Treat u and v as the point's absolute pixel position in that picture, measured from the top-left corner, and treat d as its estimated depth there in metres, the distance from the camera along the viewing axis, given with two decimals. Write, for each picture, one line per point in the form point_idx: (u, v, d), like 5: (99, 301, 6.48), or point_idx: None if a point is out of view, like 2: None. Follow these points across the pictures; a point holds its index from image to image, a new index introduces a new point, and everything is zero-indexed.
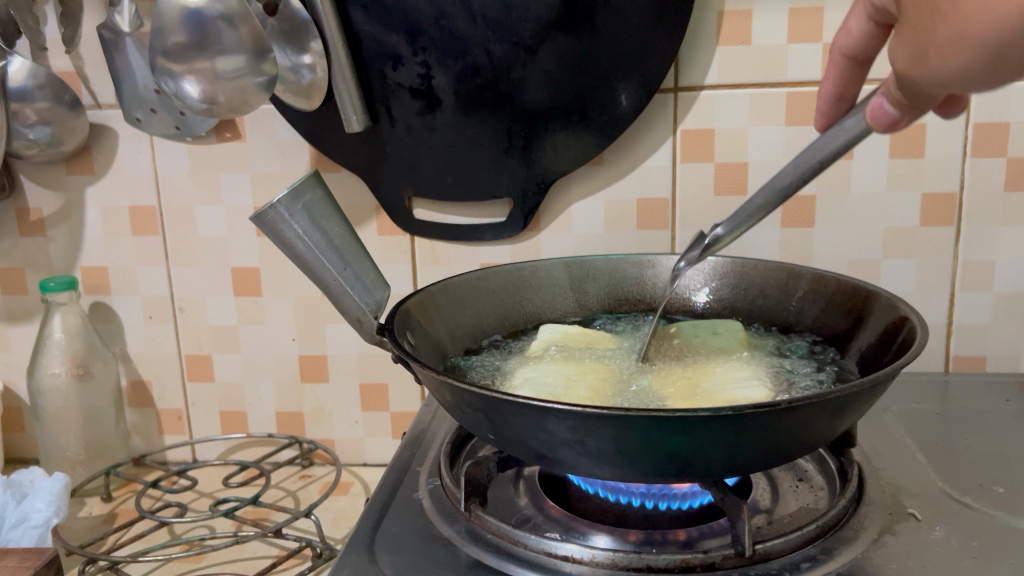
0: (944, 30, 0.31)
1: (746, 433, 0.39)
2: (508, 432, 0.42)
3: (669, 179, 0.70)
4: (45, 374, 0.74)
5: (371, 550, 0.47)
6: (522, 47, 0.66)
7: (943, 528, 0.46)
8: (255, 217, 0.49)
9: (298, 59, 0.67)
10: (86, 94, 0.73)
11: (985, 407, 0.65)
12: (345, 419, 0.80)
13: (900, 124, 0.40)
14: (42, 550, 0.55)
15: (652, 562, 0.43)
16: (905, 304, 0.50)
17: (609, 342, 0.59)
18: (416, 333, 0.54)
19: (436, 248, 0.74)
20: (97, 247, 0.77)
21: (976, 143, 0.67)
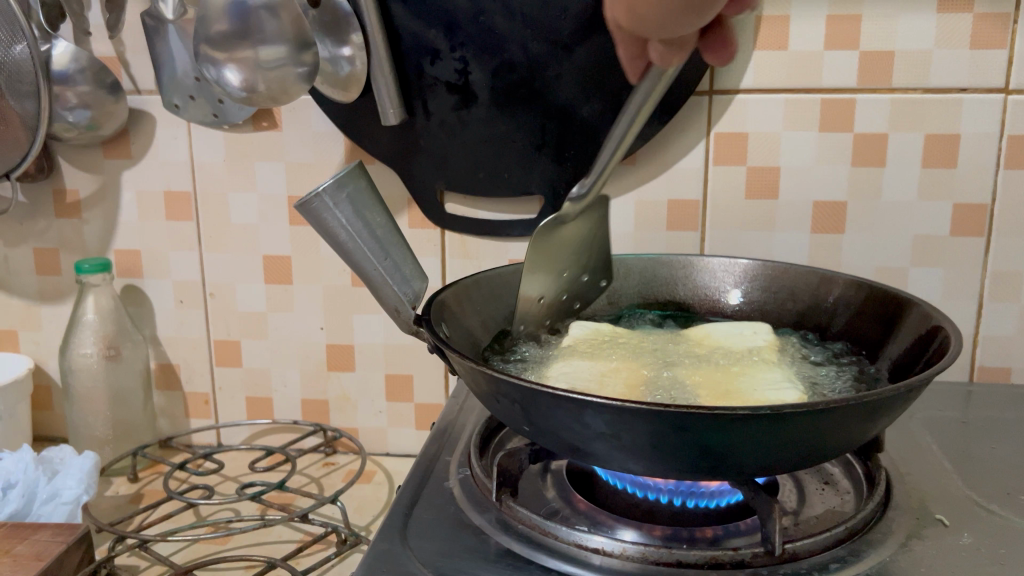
0: None
1: (782, 433, 0.39)
2: (544, 424, 0.43)
3: (700, 180, 0.71)
4: (77, 354, 0.75)
5: (404, 536, 0.47)
6: (560, 46, 0.67)
7: (970, 534, 0.47)
8: (299, 205, 0.50)
9: (337, 51, 0.68)
10: (126, 79, 0.74)
11: (1011, 417, 0.65)
12: (369, 409, 0.81)
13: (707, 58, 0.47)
14: (74, 526, 0.56)
15: (682, 558, 0.44)
16: (939, 313, 0.50)
17: (638, 338, 0.60)
18: (451, 324, 0.55)
19: (466, 243, 0.75)
20: (131, 230, 0.78)
21: (1009, 155, 0.68)
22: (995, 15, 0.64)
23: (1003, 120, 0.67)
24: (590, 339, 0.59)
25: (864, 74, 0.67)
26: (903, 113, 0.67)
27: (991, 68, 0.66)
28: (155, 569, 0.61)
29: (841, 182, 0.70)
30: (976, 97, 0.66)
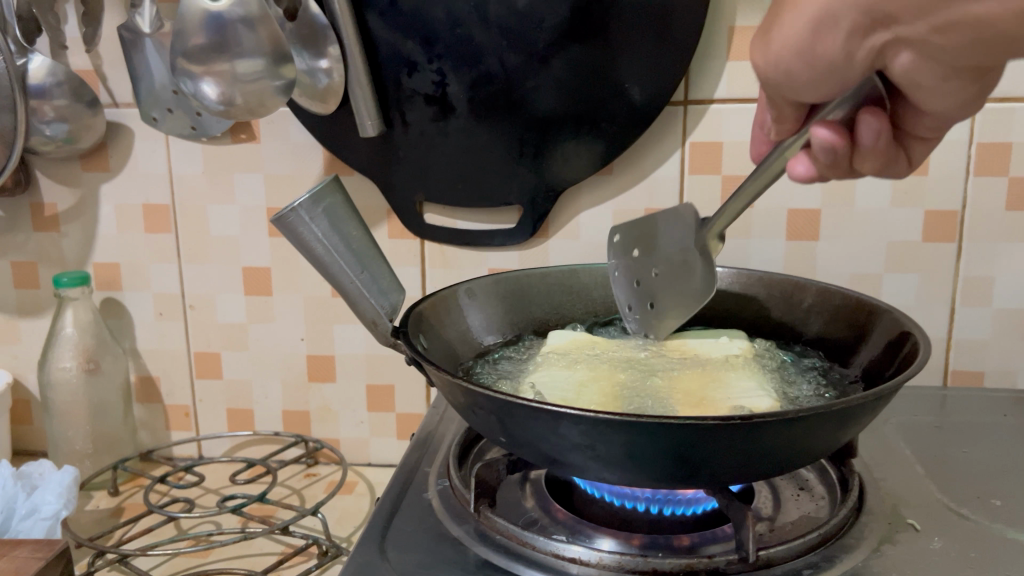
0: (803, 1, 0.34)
1: (754, 441, 0.40)
2: (520, 435, 0.43)
3: (677, 189, 0.72)
4: (56, 368, 0.75)
5: (383, 548, 0.48)
6: (536, 57, 0.67)
7: (941, 538, 0.47)
8: (275, 219, 0.50)
9: (315, 63, 0.68)
10: (103, 92, 0.74)
11: (983, 421, 0.66)
12: (351, 420, 0.81)
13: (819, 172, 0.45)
14: (53, 542, 0.56)
15: (658, 566, 0.44)
16: (908, 318, 0.51)
17: (616, 347, 0.61)
18: (428, 335, 0.56)
19: (445, 253, 0.75)
20: (110, 243, 0.78)
21: (979, 162, 0.69)
22: None
23: (973, 128, 0.68)
24: (568, 348, 0.60)
25: None
26: None
27: None
28: None
29: (816, 189, 0.70)
30: None
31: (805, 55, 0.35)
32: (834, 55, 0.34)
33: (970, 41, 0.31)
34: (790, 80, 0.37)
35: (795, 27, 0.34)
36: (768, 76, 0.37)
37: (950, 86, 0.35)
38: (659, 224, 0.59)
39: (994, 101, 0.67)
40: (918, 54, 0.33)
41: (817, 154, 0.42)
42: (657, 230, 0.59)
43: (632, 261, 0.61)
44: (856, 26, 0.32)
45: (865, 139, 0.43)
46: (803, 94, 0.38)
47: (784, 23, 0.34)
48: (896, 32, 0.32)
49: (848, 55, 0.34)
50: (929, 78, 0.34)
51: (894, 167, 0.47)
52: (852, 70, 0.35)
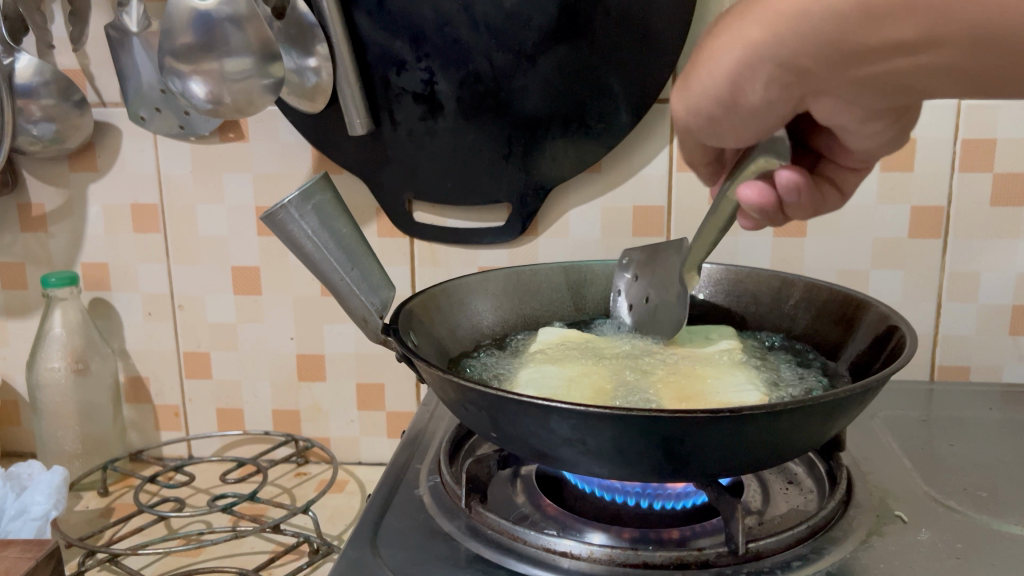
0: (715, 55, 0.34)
1: (744, 434, 0.40)
2: (511, 430, 0.44)
3: (665, 187, 0.72)
4: (44, 368, 0.74)
5: (374, 544, 0.48)
6: (524, 56, 0.67)
7: (928, 530, 0.48)
8: (265, 217, 0.50)
9: (303, 62, 0.68)
10: (91, 92, 0.74)
11: (969, 415, 0.67)
12: (341, 419, 0.81)
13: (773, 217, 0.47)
14: (42, 542, 0.56)
15: (648, 559, 0.44)
16: (895, 313, 0.51)
17: (606, 344, 0.61)
18: (418, 333, 0.56)
19: (435, 251, 0.76)
20: (98, 244, 0.78)
21: (964, 159, 0.69)
22: None
23: (957, 124, 0.68)
24: (558, 344, 0.60)
25: None
26: None
27: None
28: None
29: None
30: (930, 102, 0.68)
31: (725, 109, 0.35)
32: (754, 107, 0.35)
33: (884, 91, 0.32)
34: (721, 133, 0.37)
35: (714, 82, 0.34)
36: (698, 128, 0.38)
37: (872, 128, 0.35)
38: (661, 252, 0.62)
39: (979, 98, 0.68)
40: (837, 102, 0.33)
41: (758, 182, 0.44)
42: (659, 260, 0.62)
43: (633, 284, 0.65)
44: (774, 79, 0.33)
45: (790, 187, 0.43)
46: (729, 142, 0.38)
47: (702, 77, 0.35)
48: (815, 84, 0.33)
49: (769, 107, 0.34)
50: (851, 122, 0.35)
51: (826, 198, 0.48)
52: (769, 119, 0.35)
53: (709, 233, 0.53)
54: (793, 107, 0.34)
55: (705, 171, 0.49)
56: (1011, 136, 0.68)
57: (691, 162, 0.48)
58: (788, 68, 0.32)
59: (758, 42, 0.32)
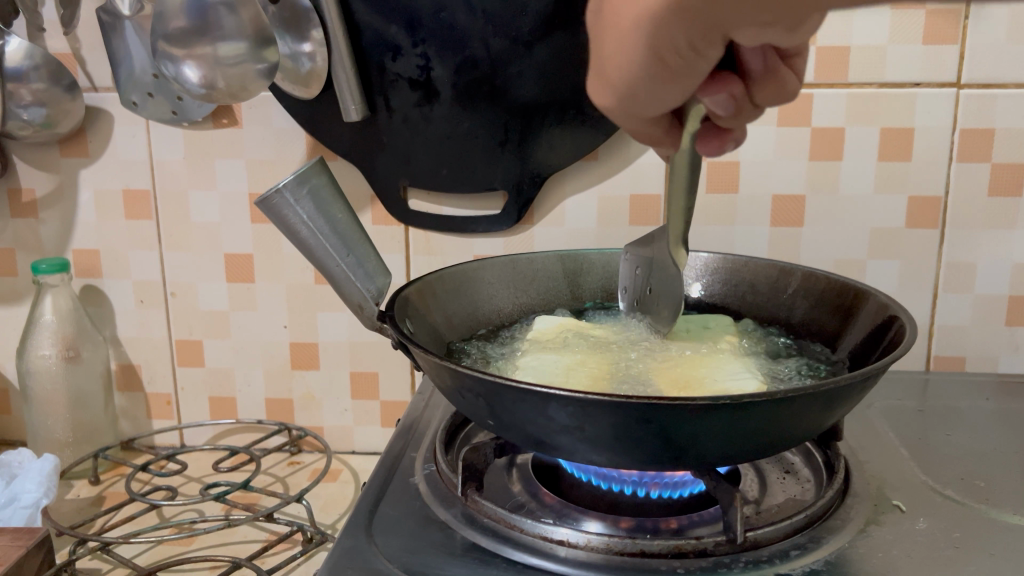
0: (618, 29, 0.35)
1: (743, 422, 0.40)
2: (508, 417, 0.43)
3: (661, 176, 0.72)
4: (35, 356, 0.74)
5: (369, 532, 0.47)
6: (521, 43, 0.67)
7: (926, 519, 0.48)
8: (260, 201, 0.50)
9: (298, 47, 0.67)
10: (82, 76, 0.73)
11: (965, 405, 0.67)
12: (335, 408, 0.81)
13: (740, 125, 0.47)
14: (33, 530, 0.55)
15: (646, 547, 0.44)
16: (894, 303, 0.51)
17: (602, 331, 0.60)
18: (414, 320, 0.55)
19: (430, 239, 0.75)
20: (89, 230, 0.77)
21: (961, 148, 0.69)
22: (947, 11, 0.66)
23: (956, 114, 0.68)
24: (554, 331, 0.60)
25: (821, 69, 0.68)
26: (861, 107, 0.69)
27: (945, 63, 0.67)
28: (117, 572, 0.60)
29: (800, 175, 0.71)
30: (929, 91, 0.68)
31: (652, 74, 0.36)
32: (680, 62, 0.35)
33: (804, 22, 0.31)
34: (653, 101, 0.39)
35: (632, 53, 0.35)
36: (623, 107, 0.39)
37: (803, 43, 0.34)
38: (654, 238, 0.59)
39: (977, 88, 0.67)
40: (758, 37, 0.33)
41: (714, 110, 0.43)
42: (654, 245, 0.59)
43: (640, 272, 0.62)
44: (688, 40, 0.34)
45: (751, 64, 0.44)
46: (661, 109, 0.39)
47: (614, 52, 0.36)
48: (731, 30, 0.33)
49: (695, 56, 0.35)
50: (781, 38, 0.33)
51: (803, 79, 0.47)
52: (699, 69, 0.36)
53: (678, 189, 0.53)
54: (718, 48, 0.34)
55: (665, 143, 0.48)
56: (1009, 126, 0.68)
57: (650, 139, 0.47)
58: (701, 19, 0.32)
59: (655, 12, 0.33)
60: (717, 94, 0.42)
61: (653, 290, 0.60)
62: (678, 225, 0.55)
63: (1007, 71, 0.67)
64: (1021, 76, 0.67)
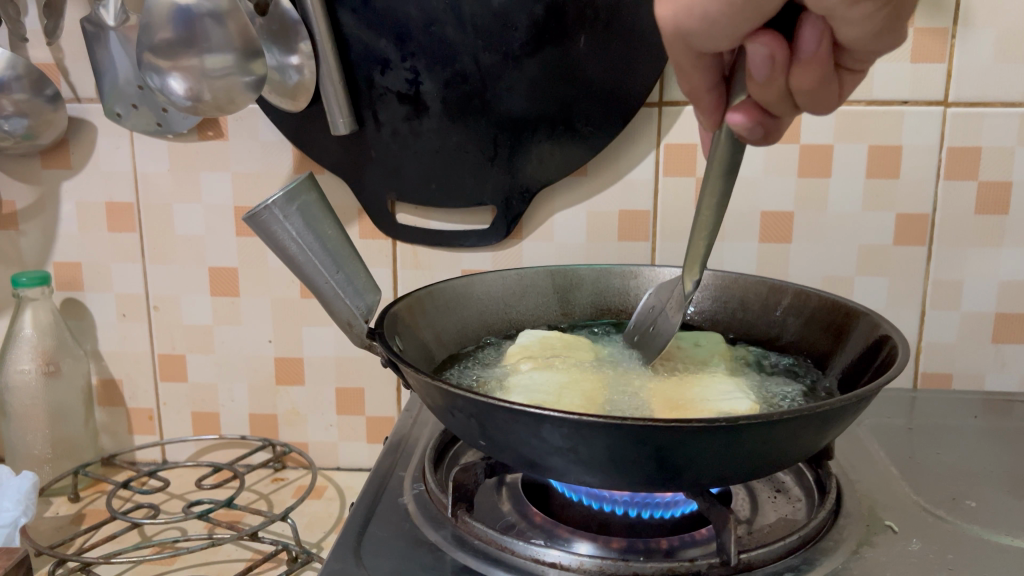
0: None
1: (738, 444, 0.39)
2: (500, 438, 0.43)
3: (651, 192, 0.71)
4: (14, 371, 0.72)
5: (358, 555, 0.47)
6: (511, 57, 0.66)
7: (918, 540, 0.48)
8: (248, 217, 0.49)
9: (285, 59, 0.66)
10: (65, 87, 0.72)
11: (952, 423, 0.67)
12: (320, 423, 0.80)
13: (771, 132, 0.43)
14: (11, 551, 0.54)
15: (639, 569, 0.44)
16: (886, 322, 0.51)
17: (589, 349, 0.60)
18: (404, 337, 0.55)
19: (418, 254, 0.74)
20: (71, 243, 0.76)
21: (949, 166, 0.69)
22: (935, 31, 0.66)
23: (942, 133, 0.68)
24: (540, 346, 0.59)
25: None
26: (848, 125, 0.69)
27: (932, 81, 0.67)
28: None
29: (788, 192, 0.71)
30: (917, 110, 0.68)
31: None
32: None
33: None
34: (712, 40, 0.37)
35: None
36: (678, 28, 0.37)
37: (862, 14, 0.34)
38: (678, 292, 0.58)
39: (964, 106, 0.68)
40: None
41: (751, 68, 0.38)
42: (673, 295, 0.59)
43: (647, 310, 0.62)
44: None
45: (806, 45, 0.38)
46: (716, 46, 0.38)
47: None
48: None
49: None
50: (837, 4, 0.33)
51: (826, 96, 0.41)
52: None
53: (700, 236, 0.53)
54: None
55: (704, 103, 0.44)
56: (995, 145, 0.69)
57: (689, 90, 0.44)
58: None
59: None
60: (759, 46, 0.37)
61: (655, 325, 0.59)
62: (692, 276, 0.55)
63: (995, 90, 0.67)
64: (1008, 95, 0.67)
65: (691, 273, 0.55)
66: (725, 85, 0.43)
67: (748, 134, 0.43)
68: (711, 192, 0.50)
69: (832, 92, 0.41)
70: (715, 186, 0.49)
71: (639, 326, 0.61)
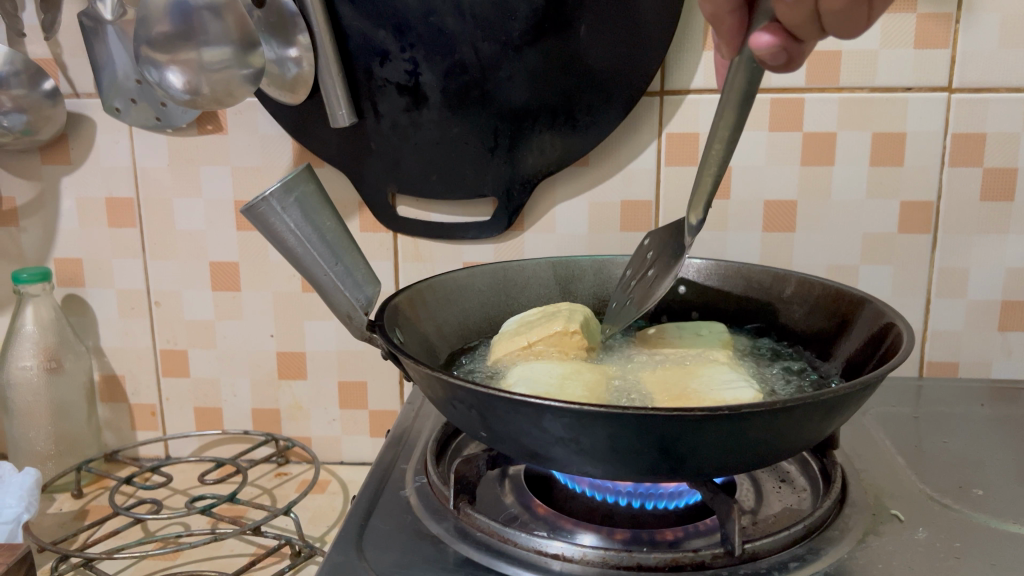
0: None
1: (742, 433, 0.39)
2: (501, 428, 0.42)
3: (653, 181, 0.71)
4: (16, 367, 0.72)
5: (360, 548, 0.46)
6: (510, 47, 0.66)
7: (925, 529, 0.47)
8: (246, 209, 0.48)
9: (284, 52, 0.66)
10: (64, 82, 0.71)
11: (959, 411, 0.66)
12: (323, 418, 0.80)
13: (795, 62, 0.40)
14: (13, 547, 0.54)
15: (642, 561, 0.43)
16: (891, 309, 0.50)
17: (566, 313, 0.59)
18: (404, 329, 0.54)
19: (419, 246, 0.74)
20: (71, 239, 0.76)
21: (954, 153, 0.69)
22: (938, 15, 0.65)
23: (947, 119, 0.68)
24: (519, 325, 0.59)
25: (813, 73, 0.67)
26: (851, 112, 0.68)
27: (936, 67, 0.66)
28: None
29: (792, 180, 0.70)
30: (921, 96, 0.67)
31: None
32: None
33: None
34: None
35: None
36: None
37: None
38: (674, 237, 0.60)
39: (969, 92, 0.67)
40: None
41: None
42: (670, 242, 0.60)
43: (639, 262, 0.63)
44: None
45: None
46: None
47: None
48: None
49: None
50: None
51: (856, 19, 0.39)
52: None
53: (709, 173, 0.50)
54: None
55: (726, 27, 0.44)
56: (1001, 131, 0.68)
57: (712, 13, 0.44)
58: None
59: None
60: None
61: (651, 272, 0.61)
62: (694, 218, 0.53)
63: (999, 75, 0.66)
64: (1013, 81, 0.66)
65: (692, 211, 0.53)
66: (749, 8, 0.43)
67: (770, 59, 0.40)
68: (725, 126, 0.47)
69: (863, 14, 0.38)
70: (729, 118, 0.46)
71: (632, 274, 0.63)
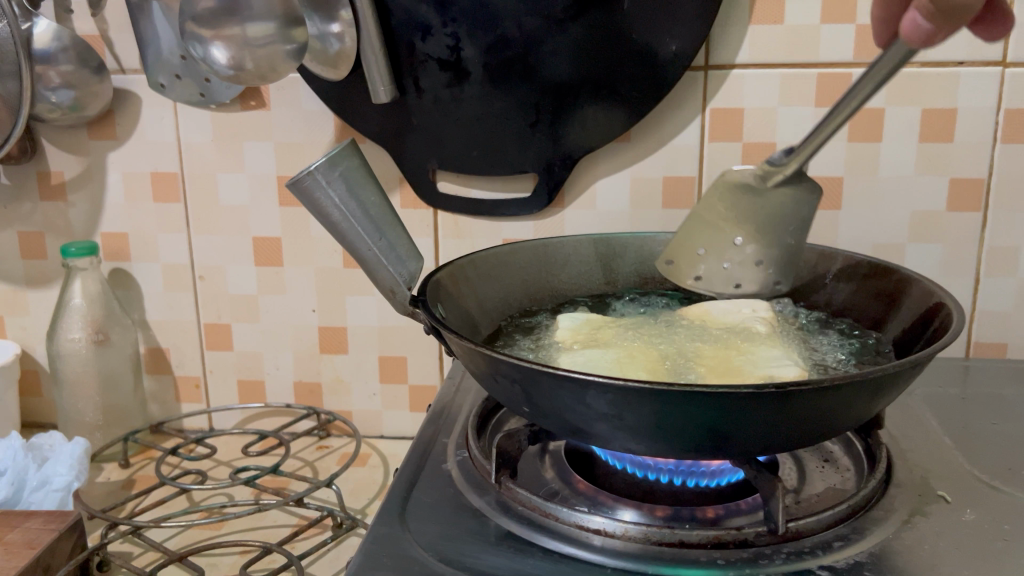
0: None
1: (785, 411, 0.39)
2: (545, 405, 0.42)
3: (695, 158, 0.70)
4: (65, 339, 0.74)
5: (403, 520, 0.47)
6: (553, 21, 0.65)
7: (973, 510, 0.47)
8: (292, 183, 0.49)
9: (327, 27, 0.65)
10: (110, 58, 0.72)
11: (1008, 393, 0.65)
12: (364, 392, 0.81)
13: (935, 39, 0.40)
14: (65, 513, 0.55)
15: (685, 537, 0.43)
16: (941, 289, 0.50)
17: (638, 329, 0.58)
18: (446, 304, 0.54)
19: (459, 222, 0.74)
20: (117, 213, 0.77)
21: (1006, 129, 0.67)
22: None
23: (1000, 95, 0.66)
24: (591, 323, 0.58)
25: (862, 47, 0.66)
26: (900, 89, 0.67)
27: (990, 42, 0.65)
28: (147, 556, 0.60)
29: (838, 157, 0.69)
30: (974, 71, 0.66)
31: None
32: None
33: None
34: None
35: None
36: None
37: None
38: (756, 207, 0.53)
39: None
40: None
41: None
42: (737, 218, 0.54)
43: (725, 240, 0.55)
44: None
45: None
46: None
47: None
48: None
49: None
50: None
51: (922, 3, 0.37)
52: None
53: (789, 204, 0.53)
54: None
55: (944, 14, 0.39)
56: None
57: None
58: None
59: None
60: None
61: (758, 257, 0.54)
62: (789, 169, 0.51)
63: None
64: None
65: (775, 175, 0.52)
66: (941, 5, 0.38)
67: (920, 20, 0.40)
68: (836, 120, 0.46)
69: None
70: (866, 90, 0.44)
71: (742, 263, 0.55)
